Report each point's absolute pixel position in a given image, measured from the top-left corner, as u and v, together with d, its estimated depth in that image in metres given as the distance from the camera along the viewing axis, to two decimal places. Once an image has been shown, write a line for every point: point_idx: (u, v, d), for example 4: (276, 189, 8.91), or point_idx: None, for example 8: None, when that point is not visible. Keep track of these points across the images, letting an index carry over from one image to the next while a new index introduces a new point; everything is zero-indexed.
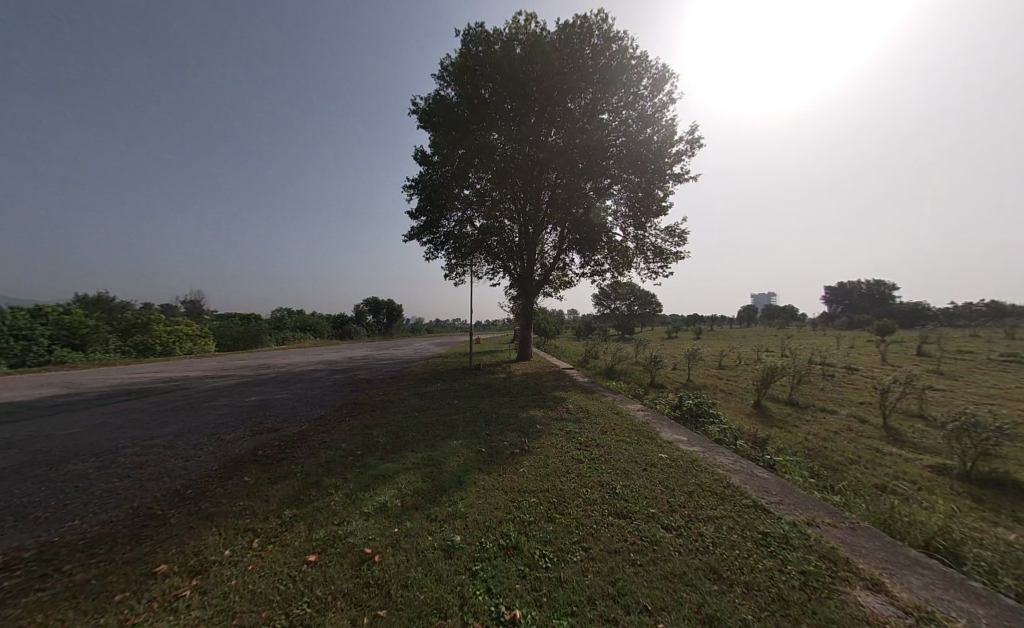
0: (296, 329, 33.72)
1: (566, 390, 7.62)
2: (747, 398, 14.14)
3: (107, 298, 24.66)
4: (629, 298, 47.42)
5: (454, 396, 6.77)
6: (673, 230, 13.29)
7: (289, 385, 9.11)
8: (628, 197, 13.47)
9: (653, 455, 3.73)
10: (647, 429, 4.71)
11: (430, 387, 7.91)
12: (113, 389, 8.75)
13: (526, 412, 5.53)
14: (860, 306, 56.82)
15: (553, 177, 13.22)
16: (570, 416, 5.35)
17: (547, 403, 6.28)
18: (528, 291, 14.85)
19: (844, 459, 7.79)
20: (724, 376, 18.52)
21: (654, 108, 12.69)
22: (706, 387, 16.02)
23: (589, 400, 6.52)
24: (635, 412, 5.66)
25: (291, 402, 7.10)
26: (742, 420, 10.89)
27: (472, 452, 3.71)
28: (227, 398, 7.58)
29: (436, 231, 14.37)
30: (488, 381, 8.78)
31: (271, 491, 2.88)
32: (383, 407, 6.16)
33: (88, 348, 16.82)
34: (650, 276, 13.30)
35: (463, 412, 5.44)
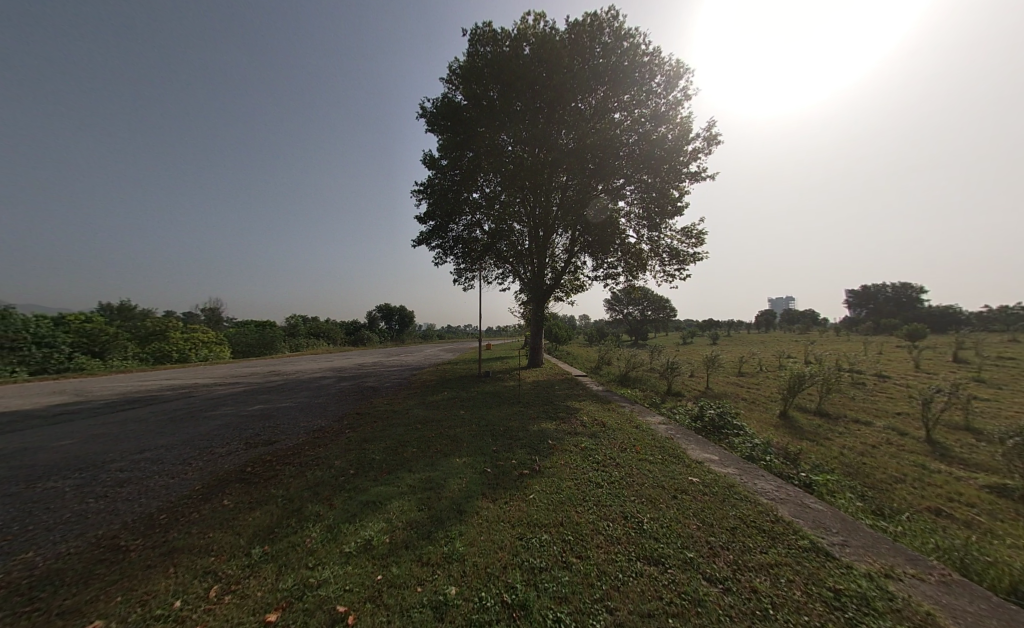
0: (309, 336, 34.06)
1: (579, 399, 7.18)
2: (771, 408, 13.34)
3: (129, 306, 25.36)
4: (642, 303, 46.48)
5: (460, 406, 6.40)
6: (690, 231, 12.77)
7: (294, 394, 8.90)
8: (642, 197, 13.02)
9: (682, 479, 3.27)
10: (672, 445, 4.25)
11: (435, 396, 7.57)
12: (121, 397, 8.70)
13: (536, 425, 5.11)
14: (886, 309, 54.33)
15: (563, 178, 12.92)
16: (585, 430, 4.92)
17: (560, 414, 5.84)
18: (539, 296, 14.46)
19: (889, 477, 7.08)
20: (746, 384, 17.64)
21: (668, 106, 12.26)
22: (727, 395, 15.25)
23: (605, 411, 6.05)
24: (657, 426, 5.18)
25: (293, 411, 6.86)
26: (769, 432, 10.18)
27: (475, 473, 3.33)
28: (229, 407, 7.40)
29: (445, 235, 14.17)
30: (497, 389, 8.39)
31: (246, 521, 2.54)
32: (385, 418, 5.84)
33: (107, 355, 17.17)
34: (666, 279, 12.77)
35: (468, 424, 5.07)
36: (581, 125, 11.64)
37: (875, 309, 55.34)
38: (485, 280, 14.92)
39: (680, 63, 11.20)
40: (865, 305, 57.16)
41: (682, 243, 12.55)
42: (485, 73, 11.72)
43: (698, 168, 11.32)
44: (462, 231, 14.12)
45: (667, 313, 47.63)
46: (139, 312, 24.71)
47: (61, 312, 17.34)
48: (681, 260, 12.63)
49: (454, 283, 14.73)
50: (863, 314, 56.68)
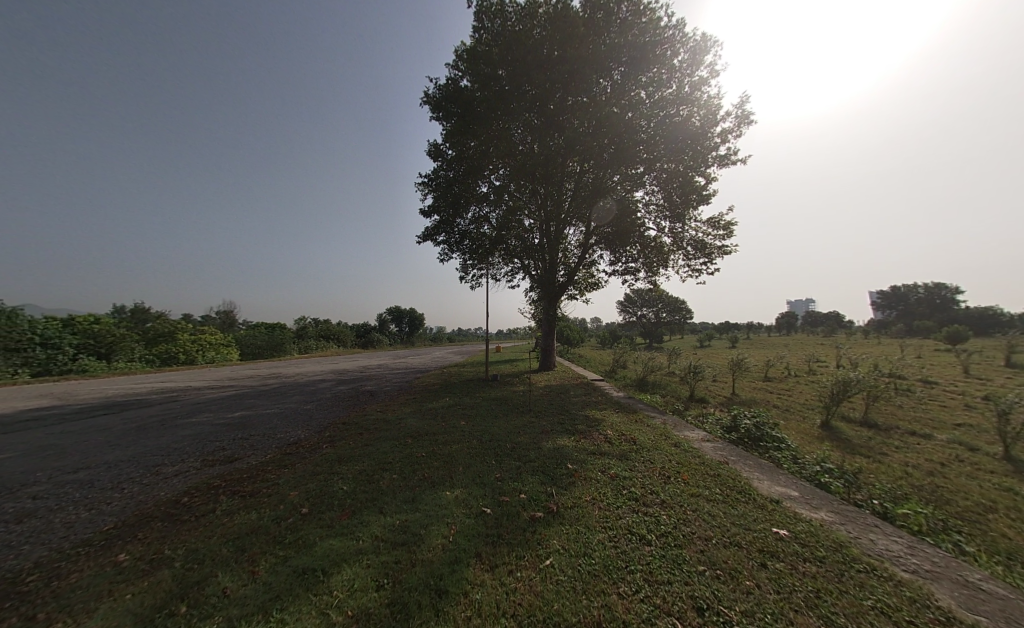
0: (318, 338, 33.81)
1: (600, 408, 6.20)
2: (809, 417, 12.01)
3: (142, 308, 25.51)
4: (657, 304, 44.95)
5: (460, 414, 5.52)
6: (717, 221, 11.65)
7: (284, 398, 8.17)
8: (664, 187, 11.99)
9: (765, 535, 2.28)
10: (732, 474, 3.26)
11: (434, 402, 6.69)
12: (103, 400, 8.12)
13: (550, 442, 4.16)
14: (919, 311, 51.20)
15: (576, 167, 12.08)
16: (613, 449, 3.96)
17: (578, 427, 4.90)
18: (551, 294, 13.51)
19: (979, 505, 5.82)
20: (776, 390, 16.22)
21: (693, 84, 11.20)
22: (758, 402, 13.93)
23: (632, 424, 5.08)
24: (702, 445, 4.19)
25: (276, 419, 6.09)
26: (814, 447, 8.93)
27: (470, 515, 2.42)
28: (210, 413, 6.67)
29: (451, 230, 13.40)
30: (504, 395, 7.45)
31: (116, 603, 1.68)
32: (373, 429, 4.99)
33: (112, 357, 16.90)
34: (692, 274, 11.65)
35: (467, 440, 4.15)
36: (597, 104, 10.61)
37: (906, 310, 52.30)
38: (493, 278, 14.11)
39: (706, 36, 10.16)
40: (895, 306, 54.12)
41: (709, 236, 11.44)
42: (493, 55, 10.88)
43: (728, 151, 10.27)
44: (469, 225, 13.35)
45: (683, 315, 45.82)
46: (151, 315, 24.78)
47: (71, 313, 17.30)
48: (708, 253, 11.52)
49: (461, 281, 14.00)
50: (893, 316, 53.66)
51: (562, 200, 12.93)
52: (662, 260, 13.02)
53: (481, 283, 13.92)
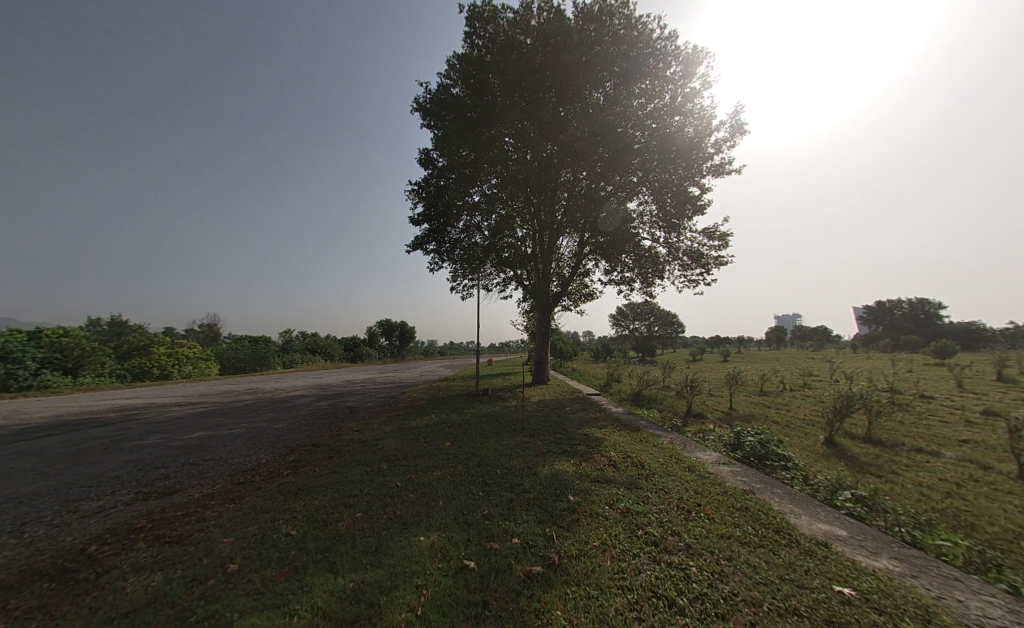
0: (304, 351, 32.70)
1: (599, 426, 5.68)
2: (811, 433, 11.62)
3: (119, 320, 24.39)
4: (650, 318, 45.02)
5: (445, 434, 4.95)
6: (713, 232, 11.48)
7: (255, 417, 7.45)
8: (658, 197, 11.86)
9: (826, 598, 1.78)
10: (763, 508, 2.77)
11: (418, 420, 6.09)
12: (51, 419, 7.31)
13: (547, 467, 3.62)
14: (905, 326, 52.22)
15: (569, 178, 11.94)
16: (620, 474, 3.45)
17: (578, 448, 4.37)
18: (545, 306, 13.08)
19: (1009, 531, 5.36)
20: (774, 405, 15.82)
21: (686, 96, 11.22)
22: (757, 418, 13.52)
23: (637, 444, 4.59)
24: (718, 470, 3.70)
25: (239, 441, 5.42)
26: (822, 466, 8.47)
27: (449, 574, 1.87)
28: (166, 433, 5.96)
29: (442, 239, 13.03)
30: (495, 412, 6.87)
31: None
32: (347, 451, 4.40)
33: (79, 371, 15.85)
34: (689, 285, 11.37)
35: (451, 465, 3.59)
36: (592, 111, 10.44)
37: (891, 325, 53.21)
38: (485, 288, 13.70)
39: (699, 49, 10.22)
40: (881, 321, 55.03)
41: (705, 246, 11.24)
42: (486, 63, 10.74)
43: (724, 161, 10.17)
44: (461, 234, 13.02)
45: (676, 329, 45.69)
46: (128, 327, 23.64)
47: (37, 324, 16.27)
48: (705, 264, 11.28)
49: (451, 292, 13.57)
50: (879, 330, 54.51)
51: (555, 210, 12.74)
52: (657, 271, 12.79)
53: (472, 293, 13.49)
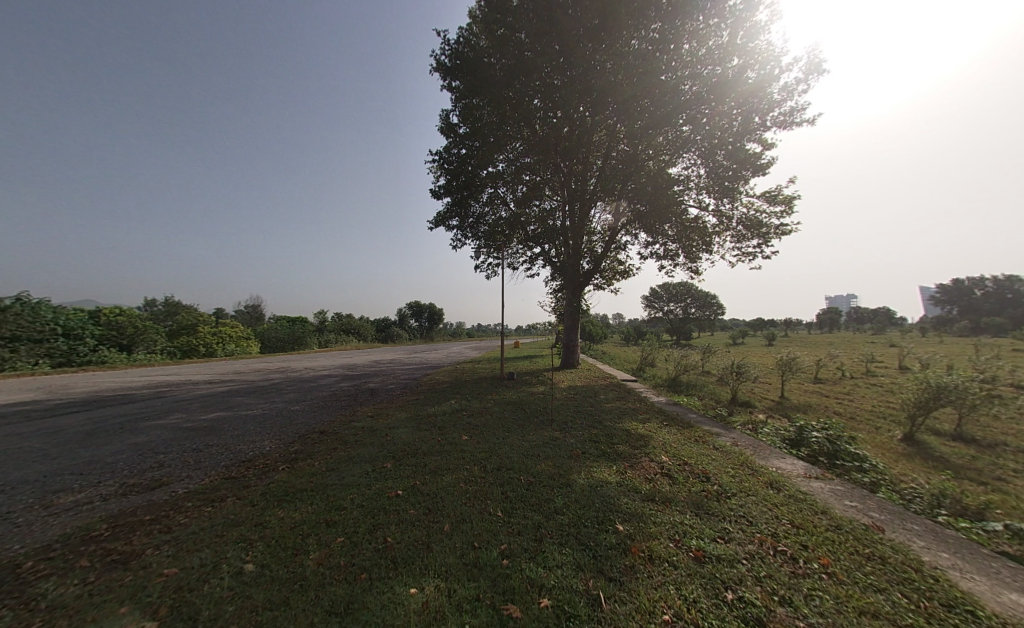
0: (338, 331, 33.88)
1: (642, 420, 4.85)
2: (882, 428, 10.13)
3: (172, 301, 26.22)
4: (686, 299, 42.42)
5: (464, 425, 4.37)
6: (775, 196, 9.84)
7: (274, 397, 7.30)
8: (710, 158, 10.28)
9: None
10: (912, 565, 1.86)
11: (436, 407, 5.52)
12: (91, 395, 7.58)
13: (583, 475, 2.88)
14: (988, 306, 45.73)
15: (604, 139, 10.66)
16: (681, 491, 2.63)
17: (620, 449, 3.59)
18: (575, 284, 12.07)
19: None
20: (834, 395, 14.08)
21: (750, 31, 9.35)
22: (814, 408, 12.07)
23: (694, 447, 3.73)
24: (815, 490, 2.77)
25: (250, 424, 5.15)
26: (904, 470, 7.17)
27: None
28: (186, 413, 5.86)
29: (465, 214, 12.26)
30: (520, 399, 6.19)
31: None
32: (354, 442, 3.93)
33: (134, 348, 17.06)
34: (744, 259, 9.94)
35: (465, 469, 2.96)
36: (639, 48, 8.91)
37: (971, 306, 46.76)
38: (510, 266, 12.90)
39: None
40: (958, 302, 48.48)
41: (765, 212, 9.67)
42: (512, 7, 9.44)
43: (793, 108, 8.49)
44: (485, 209, 12.20)
45: (714, 310, 42.70)
46: (180, 307, 25.38)
47: (98, 304, 17.60)
48: (763, 234, 9.76)
49: (475, 270, 12.96)
50: (955, 312, 48.12)
51: (587, 178, 11.53)
52: (703, 243, 11.35)
53: (497, 272, 12.76)
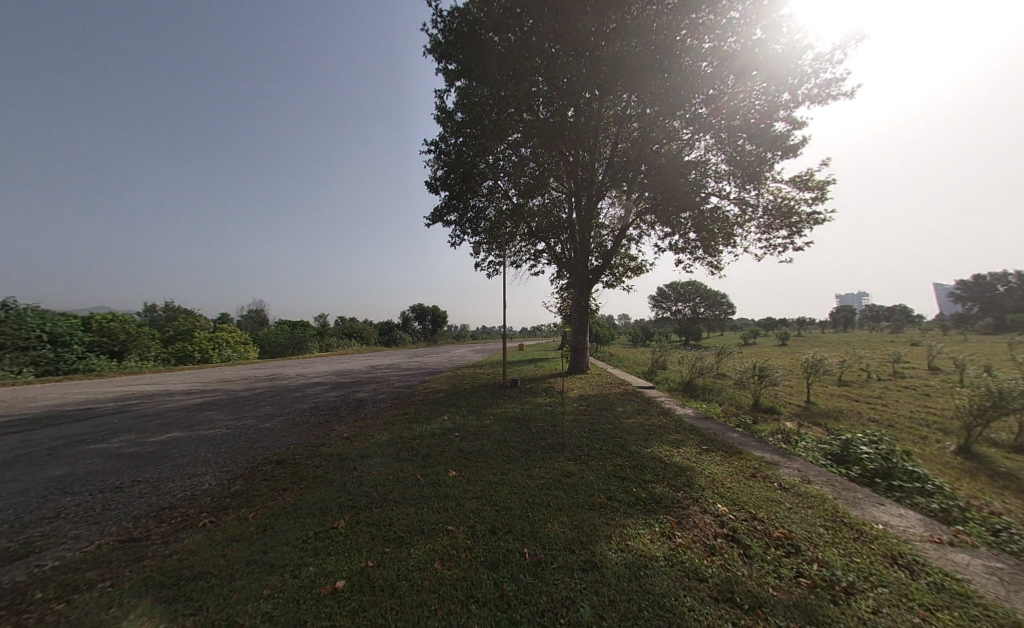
0: (340, 335, 33.25)
1: (674, 443, 3.93)
2: (927, 436, 9.06)
3: (172, 307, 25.76)
4: (695, 298, 41.27)
5: (453, 454, 3.49)
6: (806, 179, 8.85)
7: (248, 411, 6.49)
8: (731, 141, 9.37)
9: None
10: None
11: (424, 426, 4.65)
12: (51, 409, 6.87)
13: (614, 546, 1.97)
14: (1011, 302, 43.76)
15: (613, 124, 9.77)
16: (767, 580, 1.72)
17: (656, 492, 2.68)
18: (583, 282, 11.14)
19: None
20: (865, 399, 12.91)
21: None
22: (846, 414, 11.00)
23: (758, 487, 2.80)
24: (966, 575, 1.83)
25: (204, 447, 4.35)
26: (972, 491, 6.09)
27: None
28: (138, 433, 5.06)
29: (464, 208, 11.43)
30: (524, 413, 5.30)
31: None
32: (312, 479, 3.08)
33: (126, 355, 16.46)
34: (771, 251, 8.98)
35: (444, 533, 2.08)
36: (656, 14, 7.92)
37: (993, 303, 44.83)
38: (513, 264, 12.06)
39: None
40: (979, 299, 46.52)
41: (796, 198, 8.72)
42: None
43: (830, 81, 7.56)
44: (485, 203, 11.39)
45: (724, 309, 41.33)
46: (178, 312, 24.88)
47: (91, 310, 17.07)
48: (794, 222, 8.80)
49: (476, 268, 12.20)
50: (976, 309, 46.16)
51: (594, 168, 10.65)
52: (724, 235, 10.39)
53: (499, 270, 11.93)
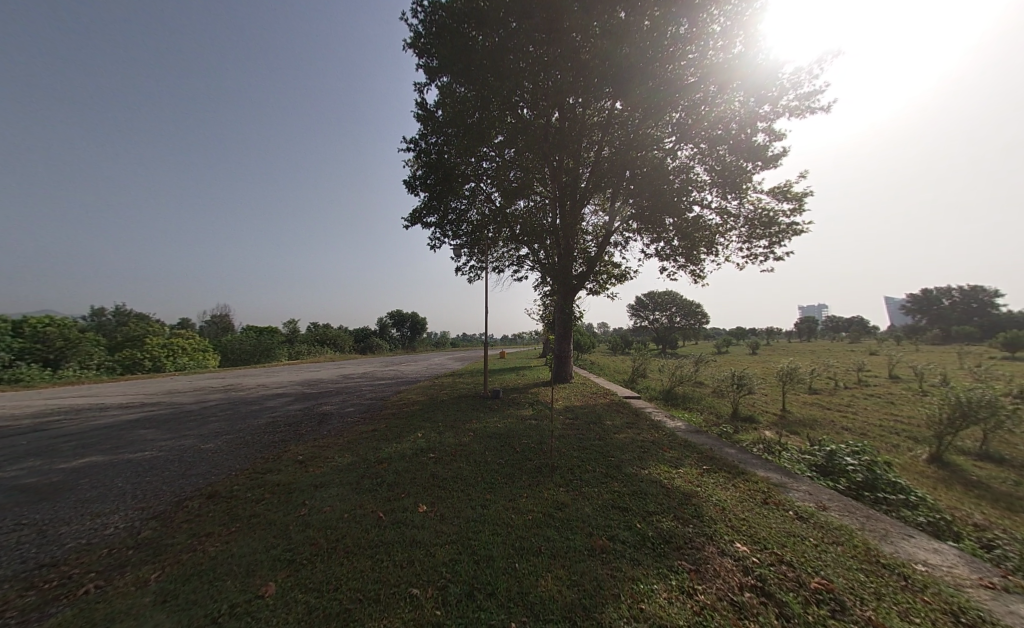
0: (312, 342, 31.63)
1: (671, 463, 3.58)
2: (899, 444, 9.27)
3: (122, 311, 23.62)
4: (672, 307, 42.29)
5: (426, 482, 2.99)
6: (786, 191, 8.99)
7: (192, 428, 5.68)
8: (713, 152, 9.45)
9: None
10: None
11: (394, 445, 4.10)
12: None
13: (623, 613, 1.55)
14: (953, 315, 47.42)
15: (598, 131, 9.68)
16: None
17: (663, 529, 2.29)
18: (567, 289, 10.86)
19: None
20: (836, 407, 13.27)
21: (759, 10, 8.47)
22: (821, 422, 11.20)
23: (774, 520, 2.47)
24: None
25: (123, 476, 3.60)
26: (952, 503, 6.09)
27: None
28: (45, 457, 4.21)
29: (444, 211, 10.97)
30: (507, 429, 4.84)
31: None
32: (246, 521, 2.49)
33: (62, 363, 14.71)
34: (753, 260, 9.02)
35: (404, 602, 1.59)
36: (641, 21, 7.85)
37: (938, 315, 48.46)
38: (495, 270, 11.68)
39: None
40: (926, 312, 50.21)
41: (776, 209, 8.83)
42: None
43: (808, 95, 7.75)
44: (467, 206, 10.99)
45: (699, 319, 42.54)
46: (130, 316, 22.81)
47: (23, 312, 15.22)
48: (774, 233, 8.89)
49: (457, 273, 11.74)
50: (925, 321, 49.72)
51: (579, 174, 10.49)
52: (706, 244, 10.44)
53: (480, 275, 11.51)
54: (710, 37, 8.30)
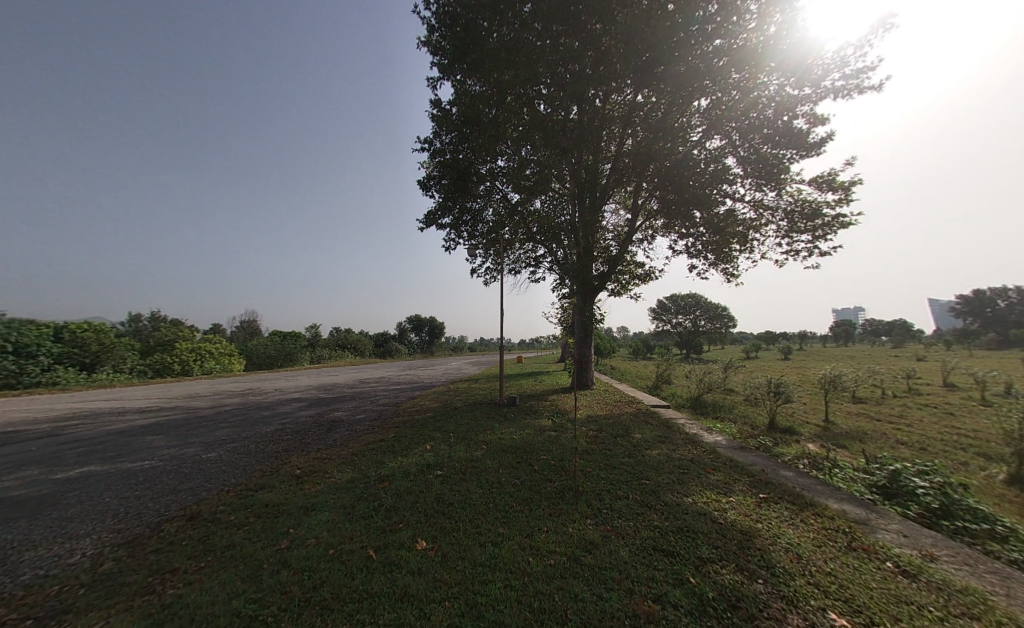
0: (333, 347, 32.21)
1: (719, 489, 3.01)
2: (967, 461, 8.17)
3: (157, 317, 24.71)
4: (695, 311, 40.60)
5: (429, 509, 2.56)
6: (831, 179, 8.16)
7: (199, 435, 5.51)
8: (745, 140, 8.74)
9: None
10: None
11: (398, 460, 3.70)
12: None
13: None
14: (1012, 317, 43.26)
15: (619, 124, 9.15)
16: None
17: (726, 588, 1.75)
18: (587, 291, 10.31)
19: None
20: (887, 417, 12.02)
21: None
22: (871, 434, 10.09)
23: (873, 579, 1.88)
24: None
25: (113, 489, 3.37)
26: None
27: None
28: (45, 466, 4.08)
29: (459, 212, 10.71)
30: (523, 442, 4.36)
31: None
32: (217, 555, 2.12)
33: (97, 367, 15.37)
34: (795, 255, 8.21)
35: None
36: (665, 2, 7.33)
37: (994, 317, 44.39)
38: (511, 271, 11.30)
39: None
40: (979, 314, 46.14)
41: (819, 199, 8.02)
42: None
43: (856, 73, 7.04)
44: (483, 206, 10.69)
45: (725, 323, 40.63)
46: (163, 322, 23.82)
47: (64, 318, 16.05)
48: (818, 226, 8.08)
49: (472, 275, 11.44)
50: (978, 324, 45.65)
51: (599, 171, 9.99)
52: (740, 240, 9.66)
53: (496, 277, 11.15)
54: (742, 16, 7.67)
